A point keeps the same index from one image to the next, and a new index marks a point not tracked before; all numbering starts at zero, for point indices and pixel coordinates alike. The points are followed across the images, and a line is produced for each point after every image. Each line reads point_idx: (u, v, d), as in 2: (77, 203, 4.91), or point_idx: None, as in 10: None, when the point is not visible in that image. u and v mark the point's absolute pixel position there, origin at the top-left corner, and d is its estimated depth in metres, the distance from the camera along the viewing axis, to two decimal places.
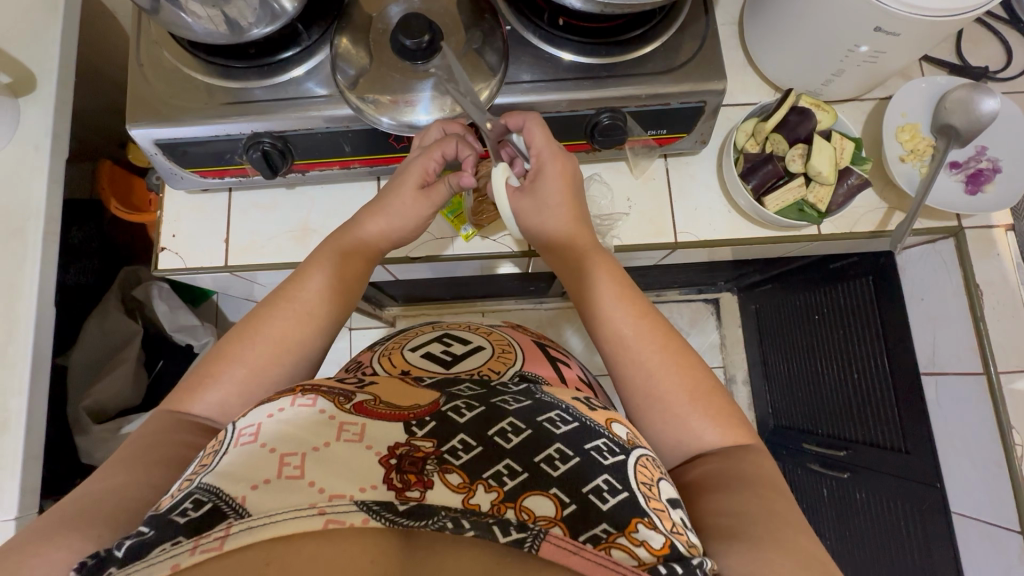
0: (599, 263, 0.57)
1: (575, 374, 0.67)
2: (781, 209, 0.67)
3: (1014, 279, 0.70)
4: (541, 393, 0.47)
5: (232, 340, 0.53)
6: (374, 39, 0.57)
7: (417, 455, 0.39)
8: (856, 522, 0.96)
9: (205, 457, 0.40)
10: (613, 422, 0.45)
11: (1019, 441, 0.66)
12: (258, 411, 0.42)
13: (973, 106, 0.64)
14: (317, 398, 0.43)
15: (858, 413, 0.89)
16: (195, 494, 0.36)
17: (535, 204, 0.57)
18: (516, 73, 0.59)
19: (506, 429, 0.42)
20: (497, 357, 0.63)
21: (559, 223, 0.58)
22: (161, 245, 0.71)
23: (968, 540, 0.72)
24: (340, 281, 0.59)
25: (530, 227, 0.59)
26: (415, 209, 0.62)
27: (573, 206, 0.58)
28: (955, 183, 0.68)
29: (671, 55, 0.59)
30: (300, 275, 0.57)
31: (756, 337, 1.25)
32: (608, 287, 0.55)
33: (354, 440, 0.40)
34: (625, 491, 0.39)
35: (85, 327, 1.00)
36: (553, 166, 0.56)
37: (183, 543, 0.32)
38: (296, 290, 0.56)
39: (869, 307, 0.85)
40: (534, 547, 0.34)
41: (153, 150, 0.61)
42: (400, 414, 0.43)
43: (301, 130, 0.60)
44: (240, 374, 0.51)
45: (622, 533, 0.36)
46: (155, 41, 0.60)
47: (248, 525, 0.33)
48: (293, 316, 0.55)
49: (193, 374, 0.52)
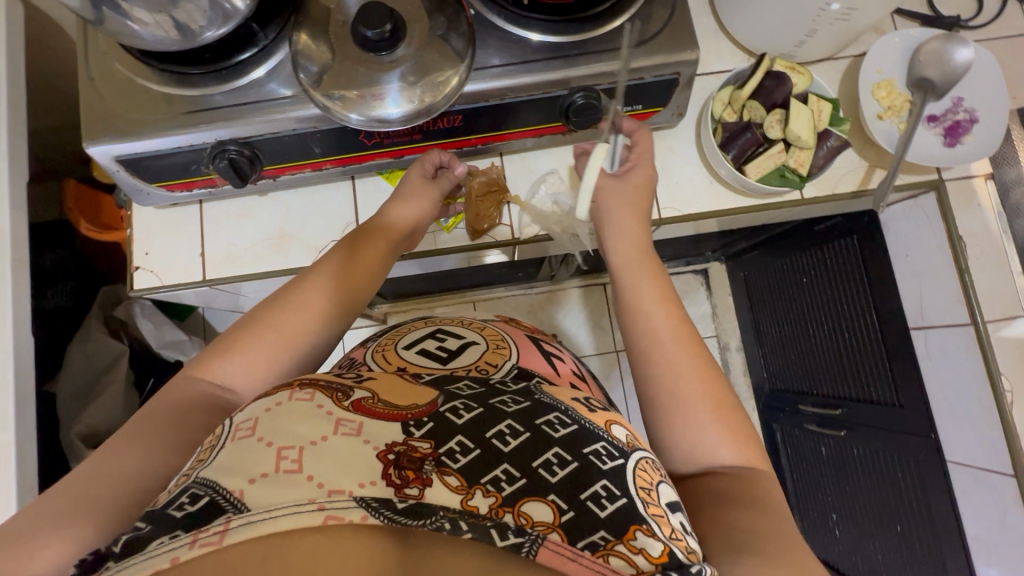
0: (648, 268, 0.59)
1: (569, 368, 0.67)
2: (763, 177, 0.67)
3: (996, 228, 0.70)
4: (540, 394, 0.48)
5: (264, 308, 0.54)
6: (334, 32, 0.54)
7: (415, 454, 0.39)
8: (852, 478, 0.97)
9: (202, 453, 0.40)
10: (613, 424, 0.46)
11: (1008, 387, 0.67)
12: (255, 405, 0.41)
13: (947, 58, 0.64)
14: (315, 394, 0.42)
15: (853, 372, 0.90)
16: (191, 489, 0.35)
17: (615, 187, 0.61)
18: (485, 57, 0.57)
19: (504, 431, 0.42)
20: (491, 351, 0.62)
21: (631, 217, 0.60)
22: (135, 264, 0.70)
23: (964, 487, 0.73)
24: (357, 261, 0.60)
25: (602, 210, 0.61)
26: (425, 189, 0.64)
27: (643, 207, 0.62)
28: (934, 137, 0.67)
29: (643, 27, 0.57)
30: (320, 263, 0.59)
31: (747, 304, 1.25)
32: (650, 287, 0.57)
33: (351, 434, 0.39)
34: (623, 497, 0.39)
35: (69, 352, 0.99)
36: (638, 171, 0.62)
37: (182, 537, 0.32)
38: (322, 266, 0.58)
39: (854, 266, 0.86)
40: (532, 552, 0.34)
41: (115, 167, 0.58)
42: (398, 414, 0.42)
43: (268, 134, 0.58)
44: (273, 337, 0.52)
45: (621, 541, 0.36)
46: (104, 53, 0.58)
47: (248, 520, 0.33)
48: (324, 285, 0.56)
49: (218, 345, 0.51)
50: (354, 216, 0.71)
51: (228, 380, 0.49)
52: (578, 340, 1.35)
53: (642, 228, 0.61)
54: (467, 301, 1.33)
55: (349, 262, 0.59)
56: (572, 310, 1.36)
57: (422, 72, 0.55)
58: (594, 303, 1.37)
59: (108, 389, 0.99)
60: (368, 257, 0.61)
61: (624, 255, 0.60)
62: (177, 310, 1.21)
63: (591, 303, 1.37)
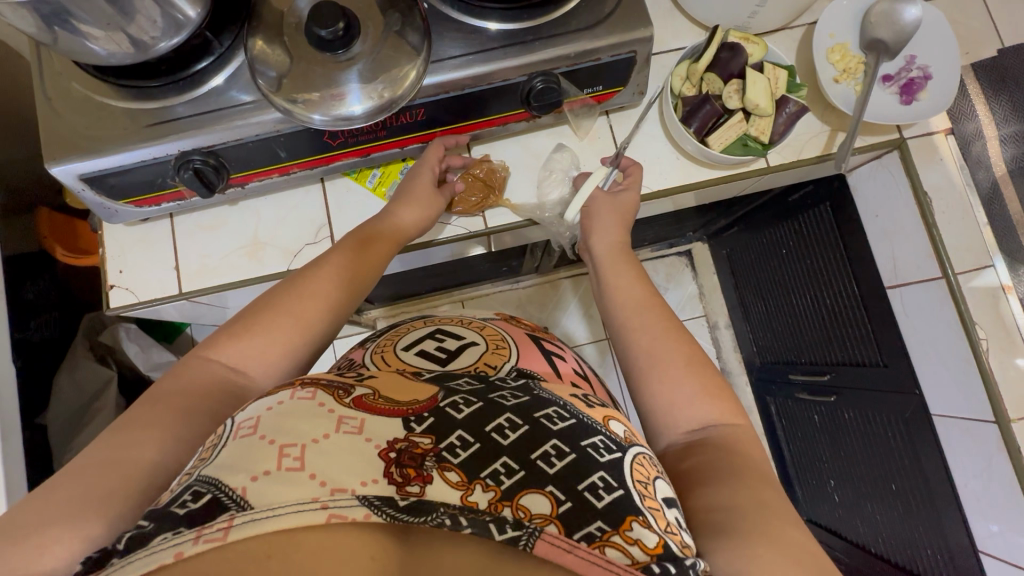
0: (630, 259, 0.64)
1: (571, 367, 0.65)
2: (726, 147, 0.68)
3: (959, 180, 0.72)
4: (539, 390, 0.49)
5: (277, 293, 0.55)
6: (288, 35, 0.55)
7: (416, 450, 0.39)
8: (844, 442, 0.98)
9: (206, 450, 0.40)
10: (610, 419, 0.48)
11: (983, 336, 0.69)
12: (258, 404, 0.41)
13: (896, 17, 0.65)
14: (317, 391, 0.42)
15: (837, 337, 0.91)
16: (195, 486, 0.36)
17: (608, 199, 0.66)
18: (444, 49, 0.58)
19: (503, 425, 0.43)
20: (491, 352, 0.61)
21: (617, 225, 0.65)
22: (110, 283, 0.69)
23: (950, 440, 0.75)
24: (363, 262, 0.61)
25: (593, 213, 0.65)
26: (433, 202, 0.67)
27: (625, 220, 0.66)
28: (891, 96, 0.69)
29: (596, 7, 0.58)
30: (323, 259, 0.59)
31: (731, 281, 1.26)
32: (623, 268, 0.63)
33: (353, 432, 0.40)
34: (621, 489, 0.40)
35: (56, 381, 0.98)
36: (631, 193, 0.66)
37: (185, 533, 0.32)
38: (328, 261, 0.59)
39: (830, 233, 0.87)
40: (528, 545, 0.34)
41: (79, 186, 0.58)
42: (400, 410, 0.43)
43: (230, 141, 0.58)
44: (288, 323, 0.53)
45: (617, 532, 0.37)
46: (62, 73, 0.57)
47: (252, 516, 0.33)
48: (335, 276, 0.58)
49: (231, 326, 0.52)
50: (327, 218, 0.71)
51: (231, 367, 0.50)
52: (570, 330, 1.36)
53: (626, 236, 0.66)
54: (455, 301, 1.33)
55: (358, 256, 0.61)
56: (561, 302, 1.37)
57: (381, 68, 0.55)
58: (582, 292, 1.37)
59: (98, 416, 0.98)
60: (373, 259, 0.62)
61: (605, 246, 0.65)
62: (163, 332, 1.20)
63: (580, 293, 1.37)
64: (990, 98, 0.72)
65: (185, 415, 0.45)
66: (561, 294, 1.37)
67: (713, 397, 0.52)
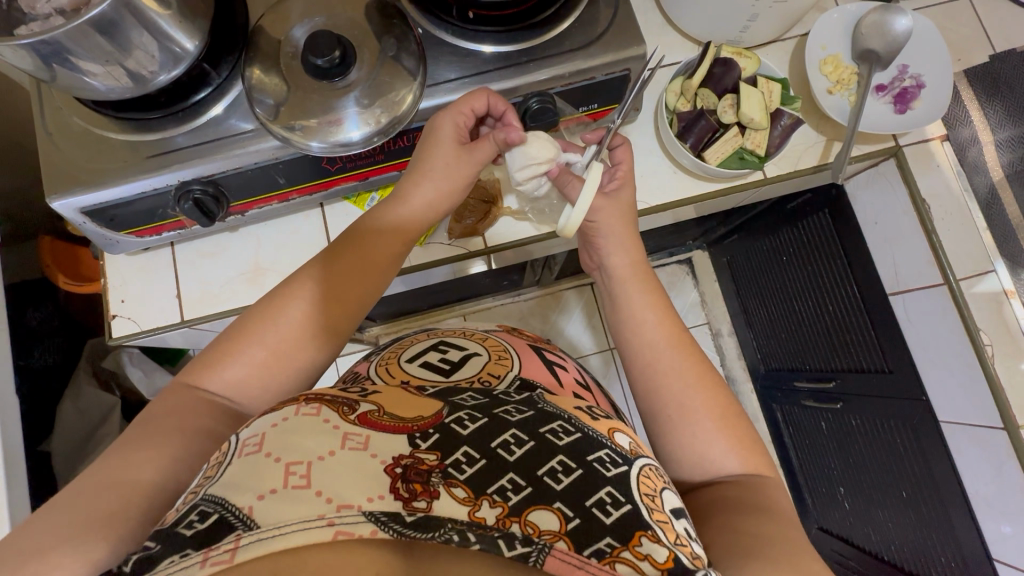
0: (650, 289, 0.58)
1: (573, 377, 0.64)
2: (722, 161, 0.69)
3: (957, 186, 0.72)
4: (543, 402, 0.48)
5: (253, 317, 0.52)
6: (284, 64, 0.55)
7: (422, 466, 0.39)
8: (853, 450, 0.96)
9: (210, 468, 0.39)
10: (615, 431, 0.47)
11: (987, 341, 0.69)
12: (262, 420, 0.40)
13: (888, 27, 0.66)
14: (322, 407, 0.42)
15: (841, 344, 0.91)
16: (200, 505, 0.35)
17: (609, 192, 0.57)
18: (441, 73, 0.58)
19: (508, 440, 0.42)
20: (493, 362, 0.61)
21: (626, 243, 0.59)
22: (112, 313, 0.69)
23: (960, 448, 0.74)
24: (336, 288, 0.54)
25: (603, 227, 0.58)
26: (454, 171, 0.57)
27: (632, 232, 0.59)
28: (885, 105, 0.69)
29: (591, 26, 0.59)
30: (289, 289, 0.53)
31: (733, 288, 1.26)
32: (642, 296, 0.58)
33: (359, 448, 0.39)
34: (628, 503, 0.39)
35: (61, 409, 0.98)
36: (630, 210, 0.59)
37: (192, 555, 0.32)
38: (298, 286, 0.53)
39: (829, 240, 0.88)
40: (539, 561, 0.35)
41: (80, 218, 0.59)
42: (404, 426, 0.42)
43: (230, 170, 0.58)
44: (263, 355, 0.50)
45: (627, 547, 0.37)
46: (62, 108, 0.58)
47: (258, 536, 0.33)
48: (309, 300, 0.53)
49: (205, 355, 0.50)
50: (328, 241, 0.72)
51: (222, 397, 0.48)
52: (573, 340, 1.36)
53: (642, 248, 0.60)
54: (457, 314, 1.33)
55: (334, 285, 0.54)
56: (563, 314, 1.37)
57: (378, 93, 0.55)
58: (584, 303, 1.37)
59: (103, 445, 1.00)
60: (354, 288, 0.56)
61: (619, 265, 0.59)
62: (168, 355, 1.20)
63: (581, 303, 1.37)
64: (984, 105, 0.73)
65: (190, 440, 0.45)
66: (563, 306, 1.37)
67: (721, 416, 0.51)
